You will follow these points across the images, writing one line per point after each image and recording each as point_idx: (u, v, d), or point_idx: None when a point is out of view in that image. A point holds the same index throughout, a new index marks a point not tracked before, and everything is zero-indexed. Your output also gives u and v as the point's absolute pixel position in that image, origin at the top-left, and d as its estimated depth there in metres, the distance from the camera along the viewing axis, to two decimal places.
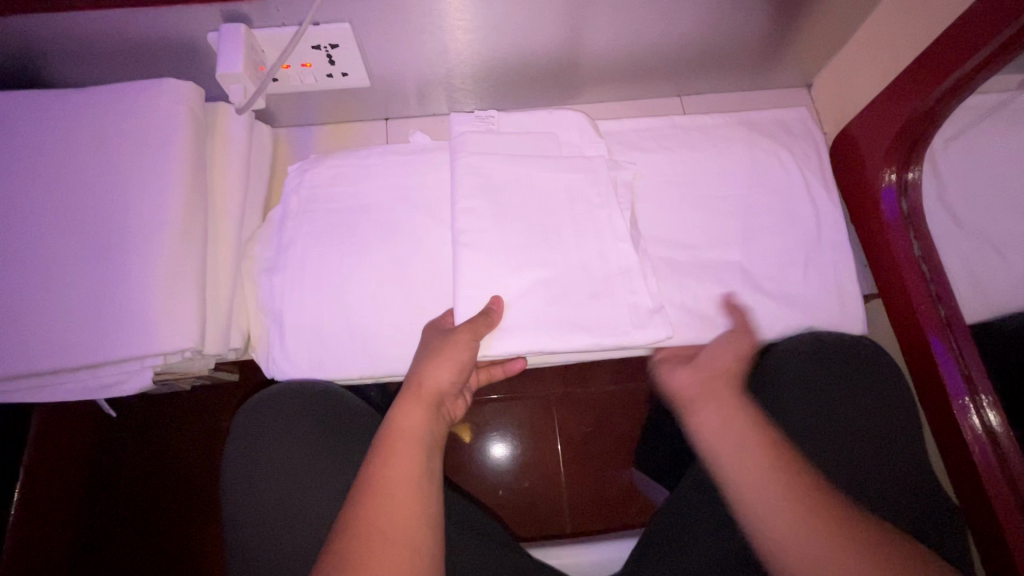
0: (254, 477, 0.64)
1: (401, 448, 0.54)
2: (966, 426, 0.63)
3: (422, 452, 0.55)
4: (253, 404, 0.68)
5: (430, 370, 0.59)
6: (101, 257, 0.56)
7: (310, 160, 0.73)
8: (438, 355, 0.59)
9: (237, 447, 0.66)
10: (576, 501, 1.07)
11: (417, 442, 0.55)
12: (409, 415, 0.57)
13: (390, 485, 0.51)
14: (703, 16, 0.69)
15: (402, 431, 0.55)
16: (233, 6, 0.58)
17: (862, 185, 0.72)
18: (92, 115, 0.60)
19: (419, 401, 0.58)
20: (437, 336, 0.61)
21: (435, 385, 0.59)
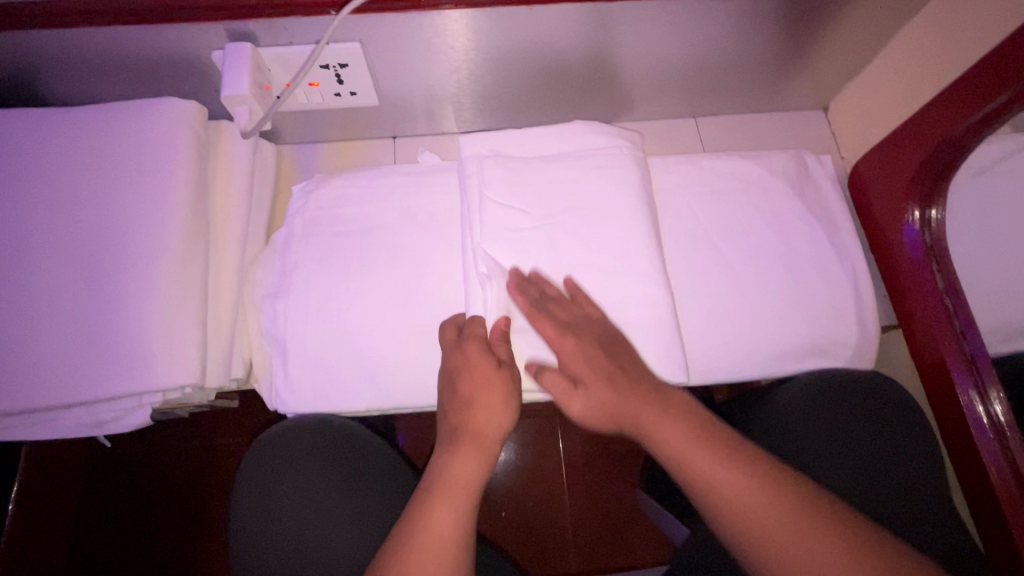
0: (267, 515, 0.61)
1: (448, 501, 0.52)
2: (990, 462, 0.60)
3: (472, 506, 0.52)
4: (258, 446, 0.64)
5: (472, 411, 0.57)
6: (98, 288, 0.54)
7: (315, 180, 0.71)
8: (478, 398, 0.57)
9: (250, 484, 0.63)
10: (580, 523, 1.05)
11: (467, 494, 0.52)
12: (464, 467, 0.54)
13: (435, 542, 0.49)
14: (720, 38, 0.68)
15: (452, 484, 0.53)
16: (239, 24, 0.55)
17: (885, 215, 0.69)
18: (92, 138, 0.58)
19: (474, 452, 0.55)
20: (475, 363, 0.58)
21: (490, 435, 0.56)
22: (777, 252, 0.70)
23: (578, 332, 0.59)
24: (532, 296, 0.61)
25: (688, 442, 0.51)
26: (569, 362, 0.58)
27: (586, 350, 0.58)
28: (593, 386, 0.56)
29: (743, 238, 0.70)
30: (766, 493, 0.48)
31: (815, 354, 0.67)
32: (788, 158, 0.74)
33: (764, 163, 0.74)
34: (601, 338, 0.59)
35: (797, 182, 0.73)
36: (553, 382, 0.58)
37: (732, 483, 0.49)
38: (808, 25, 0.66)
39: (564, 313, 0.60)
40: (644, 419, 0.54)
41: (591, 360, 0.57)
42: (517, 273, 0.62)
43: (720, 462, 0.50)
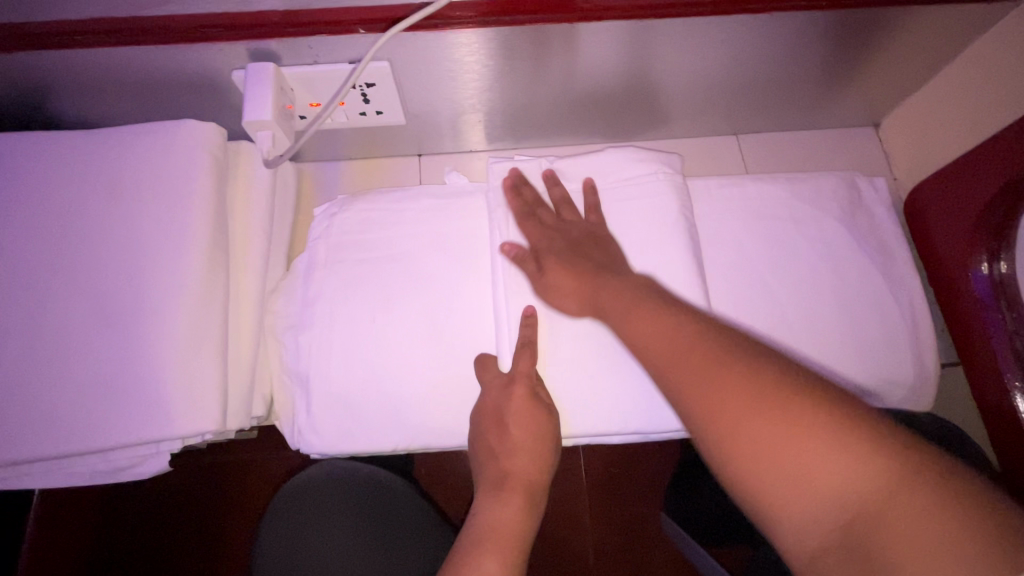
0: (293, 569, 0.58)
1: (494, 547, 0.48)
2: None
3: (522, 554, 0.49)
4: (284, 497, 0.62)
5: (513, 455, 0.54)
6: (114, 328, 0.51)
7: (339, 203, 0.67)
8: (521, 439, 0.54)
9: (275, 537, 0.59)
10: (603, 548, 1.02)
11: (516, 538, 0.49)
12: (507, 509, 0.51)
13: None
14: (769, 54, 0.63)
15: (501, 529, 0.50)
16: (262, 45, 0.52)
17: (947, 248, 0.65)
18: (108, 167, 0.55)
19: (515, 493, 0.52)
20: (519, 406, 0.55)
21: (528, 474, 0.54)
22: (828, 284, 0.65)
23: (562, 228, 0.59)
24: (528, 199, 0.62)
25: (647, 327, 0.46)
26: (547, 254, 0.57)
27: (563, 244, 0.58)
28: (559, 268, 0.56)
29: (791, 268, 0.66)
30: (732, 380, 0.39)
31: (868, 395, 0.63)
32: (837, 184, 0.70)
33: (812, 187, 0.69)
34: (586, 234, 0.59)
35: (848, 208, 0.69)
36: (529, 267, 0.58)
37: (694, 375, 0.41)
38: (867, 41, 0.62)
39: (552, 215, 0.61)
40: (601, 300, 0.52)
41: (564, 253, 0.57)
42: (517, 172, 0.64)
43: (688, 357, 0.42)
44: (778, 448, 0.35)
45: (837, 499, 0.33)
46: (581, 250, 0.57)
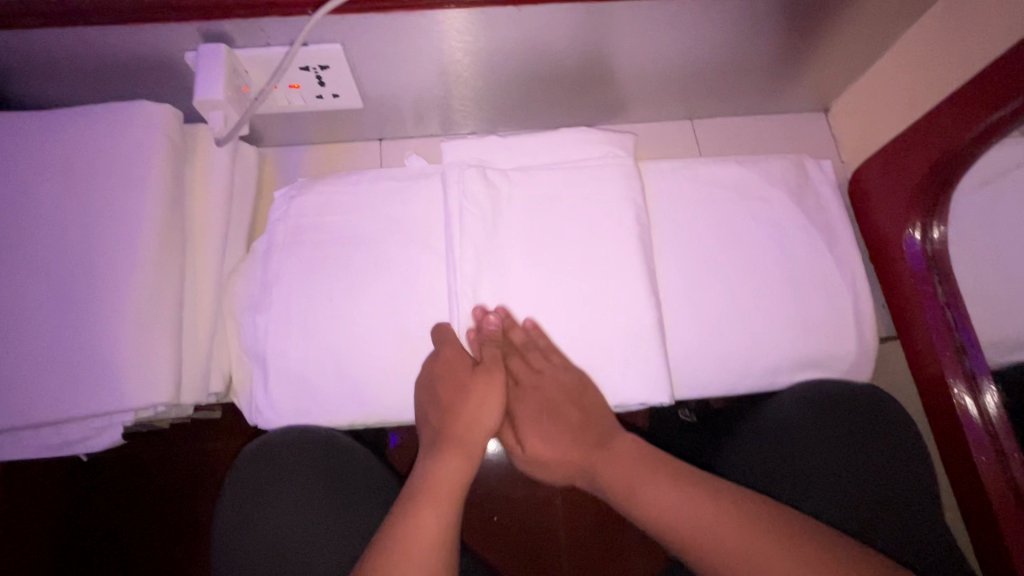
0: (255, 517, 0.61)
1: (431, 498, 0.53)
2: (977, 454, 0.60)
3: (457, 506, 0.54)
4: (248, 457, 0.62)
5: (457, 415, 0.60)
6: (67, 302, 0.52)
7: (298, 186, 0.68)
8: (473, 392, 0.61)
9: (241, 491, 0.62)
10: (574, 525, 1.04)
11: (453, 491, 0.54)
12: (450, 466, 0.57)
13: (418, 537, 0.49)
14: (717, 41, 0.65)
15: (441, 482, 0.55)
16: (213, 25, 0.53)
17: (887, 226, 0.67)
18: (60, 145, 0.56)
19: (459, 451, 0.58)
20: (457, 369, 0.60)
21: (470, 430, 0.60)
22: (775, 265, 0.67)
23: (533, 395, 0.65)
24: (497, 339, 0.61)
25: (648, 493, 0.55)
26: (524, 421, 0.66)
27: (537, 410, 0.65)
28: (539, 444, 0.65)
29: (739, 248, 0.68)
30: (744, 529, 0.49)
31: (811, 367, 0.66)
32: (784, 165, 0.72)
33: (761, 169, 0.72)
34: (561, 392, 0.62)
35: (796, 188, 0.71)
36: (506, 436, 0.68)
37: (706, 525, 0.51)
38: (811, 26, 0.63)
39: (524, 365, 0.63)
40: (596, 468, 0.61)
41: (544, 424, 0.65)
42: (481, 316, 0.61)
43: (674, 491, 0.54)
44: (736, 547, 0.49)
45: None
46: (557, 416, 0.64)
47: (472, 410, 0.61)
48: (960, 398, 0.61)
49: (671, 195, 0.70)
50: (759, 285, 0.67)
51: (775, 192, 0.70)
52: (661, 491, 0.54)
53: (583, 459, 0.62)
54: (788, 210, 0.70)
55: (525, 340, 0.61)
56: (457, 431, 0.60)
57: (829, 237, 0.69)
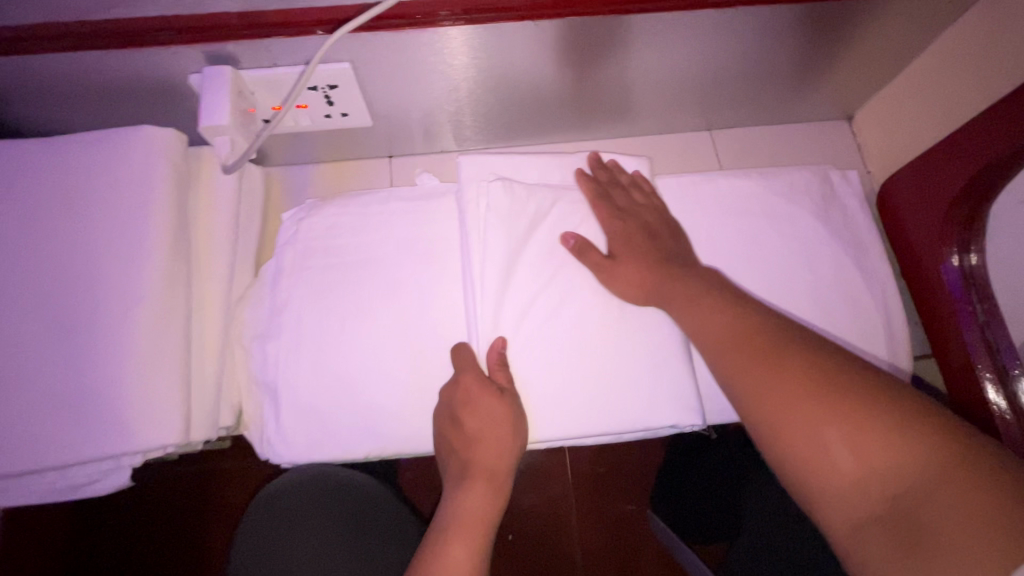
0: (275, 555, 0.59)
1: (460, 537, 0.50)
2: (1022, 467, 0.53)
3: (488, 542, 0.51)
4: (262, 501, 0.61)
5: (479, 443, 0.55)
6: (70, 342, 0.50)
7: (307, 207, 0.66)
8: (489, 427, 0.55)
9: (262, 526, 0.60)
10: (592, 547, 1.01)
11: (482, 534, 0.51)
12: (475, 500, 0.53)
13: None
14: (741, 49, 0.62)
15: (468, 518, 0.51)
16: (217, 48, 0.50)
17: (919, 240, 0.65)
18: (60, 176, 0.54)
19: (483, 484, 0.53)
20: (478, 398, 0.55)
21: (493, 460, 0.54)
22: (803, 281, 0.65)
23: (633, 213, 0.62)
24: (602, 179, 0.64)
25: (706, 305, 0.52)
26: (616, 241, 0.60)
27: (634, 228, 0.60)
28: (626, 258, 0.59)
29: (765, 265, 0.65)
30: (756, 338, 0.48)
31: None
32: (808, 178, 0.70)
33: (786, 181, 0.69)
34: (659, 221, 0.62)
35: (822, 202, 0.69)
36: (591, 256, 0.59)
37: (750, 355, 0.47)
38: (838, 33, 0.61)
39: (624, 195, 0.63)
40: (661, 291, 0.56)
41: (638, 238, 0.60)
42: (597, 158, 0.65)
43: (724, 315, 0.51)
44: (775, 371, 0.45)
45: (881, 477, 0.38)
46: (653, 237, 0.60)
47: (493, 439, 0.55)
48: (998, 405, 0.56)
49: (692, 211, 0.67)
50: (787, 304, 0.64)
51: (800, 206, 0.68)
52: (714, 311, 0.52)
53: (661, 274, 0.57)
54: (814, 226, 0.67)
55: (635, 182, 0.64)
56: (479, 458, 0.54)
57: (859, 252, 0.67)
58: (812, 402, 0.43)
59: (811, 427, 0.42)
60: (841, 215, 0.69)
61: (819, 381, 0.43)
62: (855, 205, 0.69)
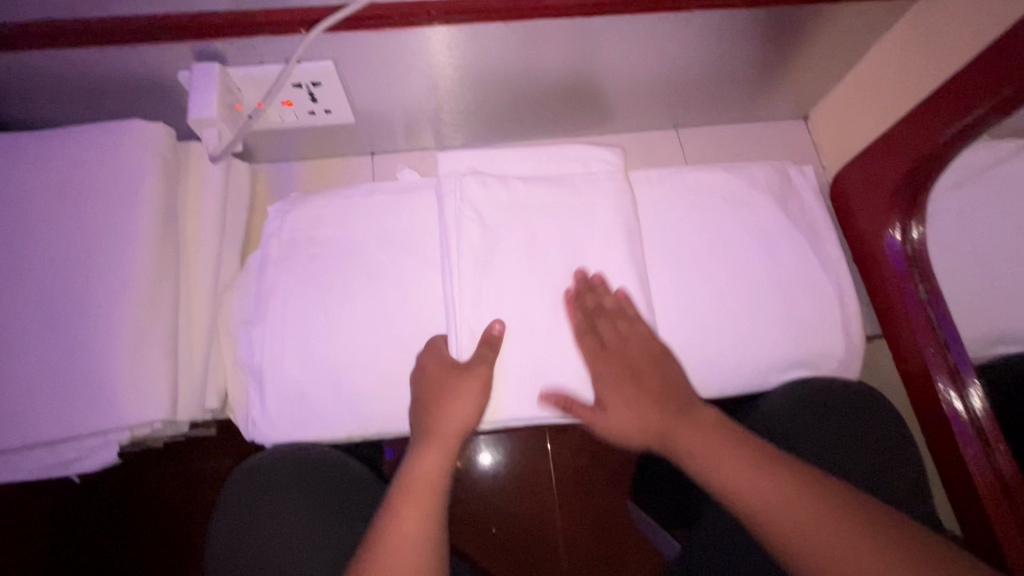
0: (254, 525, 0.62)
1: (413, 498, 0.54)
2: (967, 453, 0.62)
3: (438, 503, 0.54)
4: (240, 475, 0.63)
5: (442, 412, 0.58)
6: (61, 320, 0.52)
7: (291, 201, 0.69)
8: (455, 392, 0.58)
9: (239, 498, 0.62)
10: (574, 537, 1.03)
11: (434, 492, 0.55)
12: (430, 462, 0.56)
13: (403, 538, 0.51)
14: (701, 52, 0.67)
15: (421, 479, 0.55)
16: (207, 45, 0.53)
17: (866, 228, 0.70)
18: (52, 165, 0.56)
19: (439, 448, 0.57)
20: (442, 371, 0.59)
21: (456, 426, 0.57)
22: (763, 267, 0.69)
23: (618, 354, 0.61)
24: (587, 307, 0.62)
25: (704, 437, 0.56)
26: (607, 401, 0.60)
27: (620, 369, 0.60)
28: (620, 407, 0.59)
29: (727, 252, 0.69)
30: (754, 465, 0.53)
31: (801, 367, 0.67)
32: (766, 172, 0.74)
33: (746, 175, 0.74)
34: (645, 357, 0.61)
35: (780, 193, 0.73)
36: (579, 409, 0.60)
37: (752, 484, 0.51)
38: (790, 37, 0.66)
39: (610, 332, 0.61)
40: (669, 433, 0.57)
41: (627, 387, 0.60)
42: (582, 277, 0.63)
43: (719, 440, 0.55)
44: (782, 504, 0.50)
45: None
46: (642, 380, 0.60)
47: (453, 407, 0.58)
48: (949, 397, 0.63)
49: (658, 203, 0.71)
50: (748, 288, 0.68)
51: (759, 197, 0.72)
52: (715, 444, 0.55)
53: (662, 411, 0.58)
54: (771, 215, 0.72)
55: (618, 303, 0.62)
56: (434, 424, 0.58)
57: (814, 240, 0.71)
58: (814, 531, 0.48)
59: (799, 524, 0.49)
60: (796, 205, 0.73)
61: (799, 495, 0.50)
62: (809, 196, 0.74)
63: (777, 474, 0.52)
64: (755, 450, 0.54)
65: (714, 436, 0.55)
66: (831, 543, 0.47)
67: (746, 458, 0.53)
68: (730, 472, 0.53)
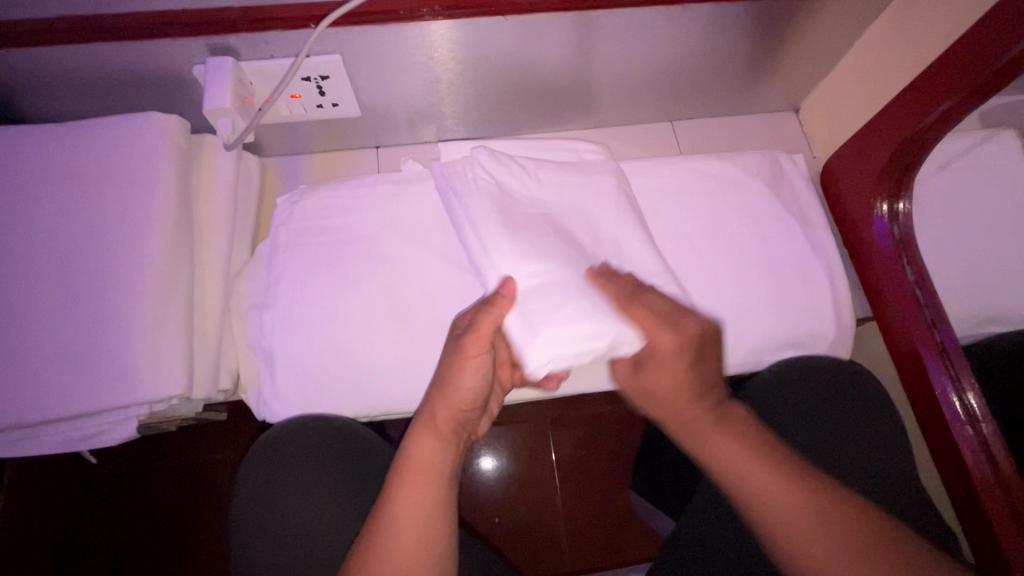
0: (270, 496, 0.63)
1: (413, 482, 0.52)
2: (959, 432, 0.63)
3: (438, 487, 0.52)
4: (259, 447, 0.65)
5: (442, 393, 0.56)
6: (82, 300, 0.54)
7: (299, 191, 0.71)
8: (460, 372, 0.56)
9: (257, 470, 0.64)
10: (576, 526, 1.05)
11: (433, 476, 0.53)
12: (428, 445, 0.54)
13: (403, 525, 0.50)
14: (693, 45, 0.69)
15: (420, 463, 0.53)
16: (221, 39, 0.56)
17: (856, 211, 0.72)
18: (73, 155, 0.59)
19: (438, 429, 0.55)
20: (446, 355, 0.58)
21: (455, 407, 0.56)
22: (756, 251, 0.71)
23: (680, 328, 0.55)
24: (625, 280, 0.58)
25: (730, 449, 0.52)
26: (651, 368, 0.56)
27: (676, 347, 0.55)
28: (659, 381, 0.56)
29: (720, 237, 0.72)
30: (790, 487, 0.49)
31: (793, 346, 0.70)
32: (758, 160, 0.77)
33: (739, 162, 0.76)
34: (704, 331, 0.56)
35: (772, 180, 0.76)
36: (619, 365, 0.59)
37: (781, 501, 0.49)
38: (779, 29, 0.68)
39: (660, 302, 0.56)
40: (688, 431, 0.54)
41: (679, 367, 0.55)
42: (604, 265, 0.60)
43: (748, 452, 0.51)
44: (812, 525, 0.47)
45: None
46: (700, 360, 0.55)
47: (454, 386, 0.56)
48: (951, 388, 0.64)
49: (653, 191, 0.74)
50: (742, 271, 0.70)
51: (751, 184, 0.75)
52: (743, 454, 0.51)
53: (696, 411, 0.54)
54: (763, 202, 0.74)
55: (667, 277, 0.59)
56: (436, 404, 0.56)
57: (805, 225, 0.74)
58: (844, 561, 0.46)
59: (831, 555, 0.46)
60: (787, 192, 0.76)
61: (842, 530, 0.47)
62: (801, 183, 0.76)
63: (809, 496, 0.49)
64: (785, 464, 0.50)
65: (745, 449, 0.51)
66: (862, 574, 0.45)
67: (779, 475, 0.50)
68: (763, 490, 0.49)
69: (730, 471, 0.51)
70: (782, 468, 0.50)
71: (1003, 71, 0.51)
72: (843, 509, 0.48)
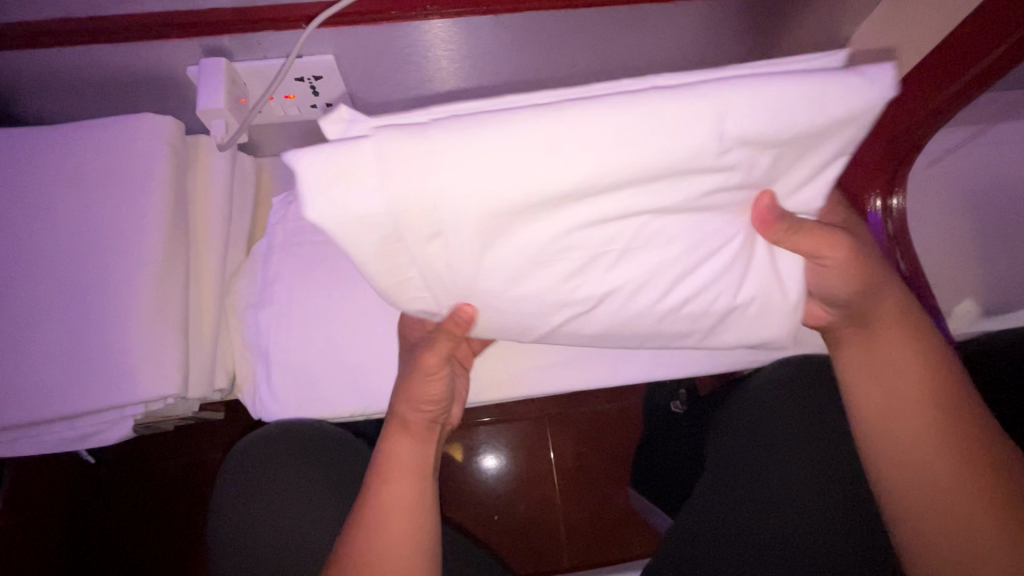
0: (257, 493, 0.64)
1: (401, 474, 0.54)
2: None
3: (417, 480, 0.54)
4: (250, 444, 0.66)
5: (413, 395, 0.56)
6: (78, 300, 0.54)
7: (295, 192, 0.71)
8: (422, 375, 0.55)
9: (247, 467, 0.65)
10: (574, 523, 1.05)
11: (412, 469, 0.55)
12: (407, 441, 0.56)
13: (387, 513, 0.52)
14: (688, 42, 0.69)
15: (398, 459, 0.55)
16: (214, 40, 0.56)
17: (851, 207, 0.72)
18: (67, 156, 0.59)
19: (413, 426, 0.56)
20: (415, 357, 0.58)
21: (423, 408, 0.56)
22: None
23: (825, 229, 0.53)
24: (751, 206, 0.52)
25: (898, 349, 0.53)
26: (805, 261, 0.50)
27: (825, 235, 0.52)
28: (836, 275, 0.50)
29: None
30: (930, 393, 0.51)
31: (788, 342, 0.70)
32: None
33: None
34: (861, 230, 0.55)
35: None
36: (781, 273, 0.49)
37: (904, 397, 0.52)
38: (773, 25, 0.68)
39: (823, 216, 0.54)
40: (881, 330, 0.54)
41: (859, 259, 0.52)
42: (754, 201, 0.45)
43: (917, 357, 0.53)
44: (917, 427, 0.51)
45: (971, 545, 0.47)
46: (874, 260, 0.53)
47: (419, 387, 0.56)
48: None
49: None
50: None
51: None
52: (911, 355, 0.53)
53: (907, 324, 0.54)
54: None
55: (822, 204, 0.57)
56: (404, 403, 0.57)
57: None
58: (943, 464, 0.50)
59: (926, 454, 0.50)
60: None
61: (957, 438, 0.50)
62: None
63: (934, 405, 0.51)
64: (949, 377, 0.52)
65: (917, 352, 0.53)
66: (953, 483, 0.49)
67: (930, 381, 0.52)
68: (896, 377, 0.53)
69: (882, 365, 0.54)
70: (932, 374, 0.52)
71: (1003, 56, 0.52)
72: (961, 423, 0.50)
